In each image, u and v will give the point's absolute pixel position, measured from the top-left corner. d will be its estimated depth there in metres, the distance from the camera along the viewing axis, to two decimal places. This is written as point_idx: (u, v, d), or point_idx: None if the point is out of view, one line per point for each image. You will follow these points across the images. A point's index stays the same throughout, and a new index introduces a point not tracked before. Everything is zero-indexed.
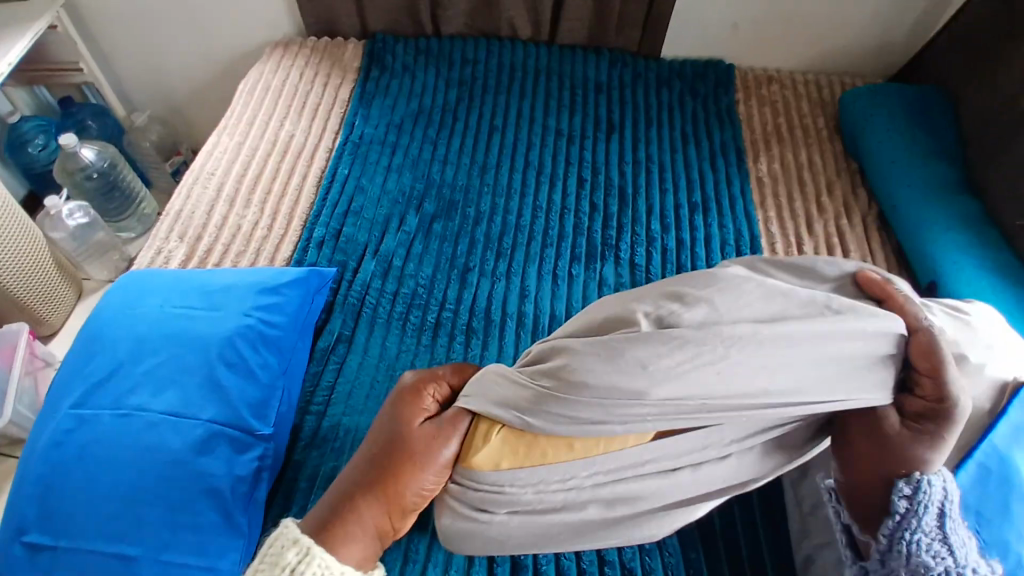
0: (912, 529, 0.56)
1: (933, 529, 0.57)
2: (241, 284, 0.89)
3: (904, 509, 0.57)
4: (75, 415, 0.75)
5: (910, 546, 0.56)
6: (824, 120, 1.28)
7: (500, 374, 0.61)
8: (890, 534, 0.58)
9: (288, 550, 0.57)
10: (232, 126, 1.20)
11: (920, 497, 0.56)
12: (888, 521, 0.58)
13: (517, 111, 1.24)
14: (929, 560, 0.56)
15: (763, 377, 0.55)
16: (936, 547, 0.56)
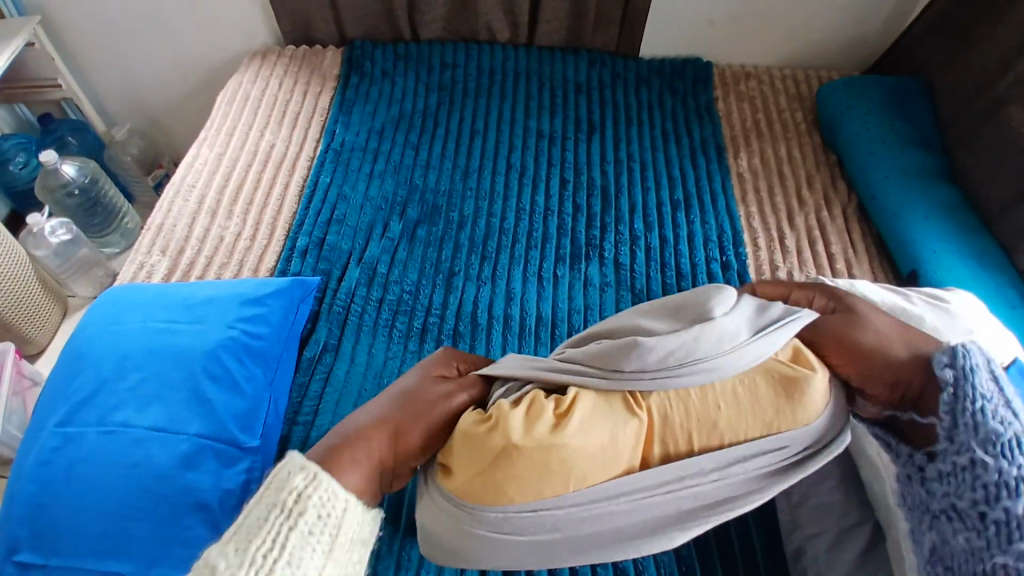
0: (971, 397, 0.55)
1: (995, 396, 0.56)
2: (224, 296, 0.88)
3: (953, 379, 0.57)
4: (60, 433, 0.75)
5: (975, 416, 0.55)
6: (802, 113, 1.30)
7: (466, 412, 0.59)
8: (952, 408, 0.56)
9: (295, 475, 0.52)
10: (212, 138, 1.20)
11: (963, 363, 0.56)
12: (944, 396, 0.57)
13: (497, 114, 1.25)
14: (998, 424, 0.54)
15: (731, 342, 0.55)
16: (1000, 412, 0.55)
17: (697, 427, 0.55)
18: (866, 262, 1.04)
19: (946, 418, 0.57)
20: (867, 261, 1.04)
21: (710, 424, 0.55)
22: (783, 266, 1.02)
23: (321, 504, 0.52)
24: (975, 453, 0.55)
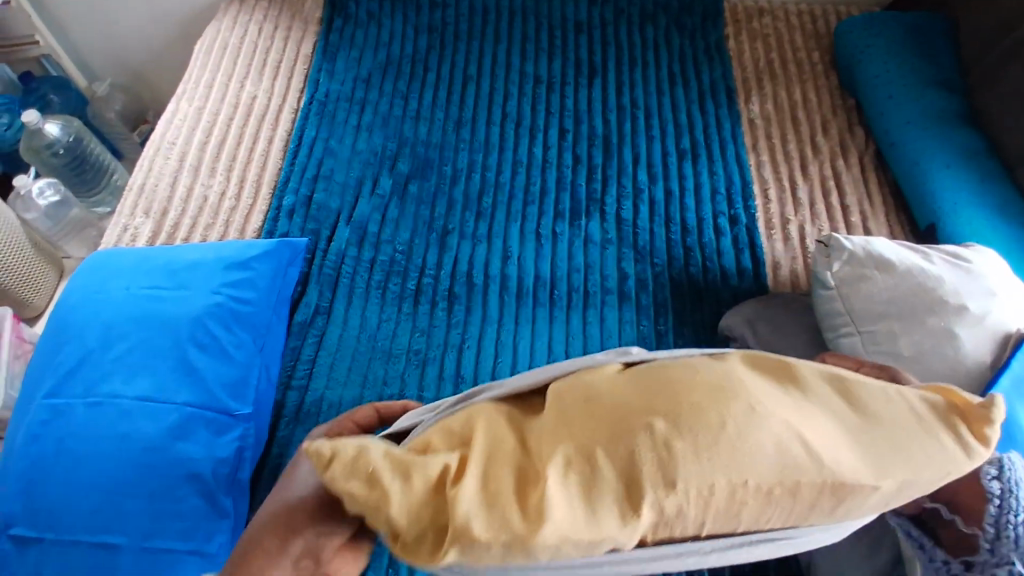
0: (1015, 512, 0.50)
1: None
2: (209, 261, 0.85)
3: (999, 492, 0.51)
4: (47, 406, 0.73)
5: (1017, 530, 0.50)
6: (818, 53, 1.21)
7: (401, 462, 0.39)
8: (995, 520, 0.51)
9: None
10: (191, 91, 1.14)
11: (1007, 476, 0.51)
12: (989, 507, 0.51)
13: (492, 58, 1.17)
14: None
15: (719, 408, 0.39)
16: None
17: (714, 518, 0.38)
18: (883, 214, 0.99)
19: (989, 530, 0.51)
20: (883, 213, 0.99)
21: (731, 516, 0.38)
22: (794, 219, 0.97)
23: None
24: (1018, 566, 0.49)
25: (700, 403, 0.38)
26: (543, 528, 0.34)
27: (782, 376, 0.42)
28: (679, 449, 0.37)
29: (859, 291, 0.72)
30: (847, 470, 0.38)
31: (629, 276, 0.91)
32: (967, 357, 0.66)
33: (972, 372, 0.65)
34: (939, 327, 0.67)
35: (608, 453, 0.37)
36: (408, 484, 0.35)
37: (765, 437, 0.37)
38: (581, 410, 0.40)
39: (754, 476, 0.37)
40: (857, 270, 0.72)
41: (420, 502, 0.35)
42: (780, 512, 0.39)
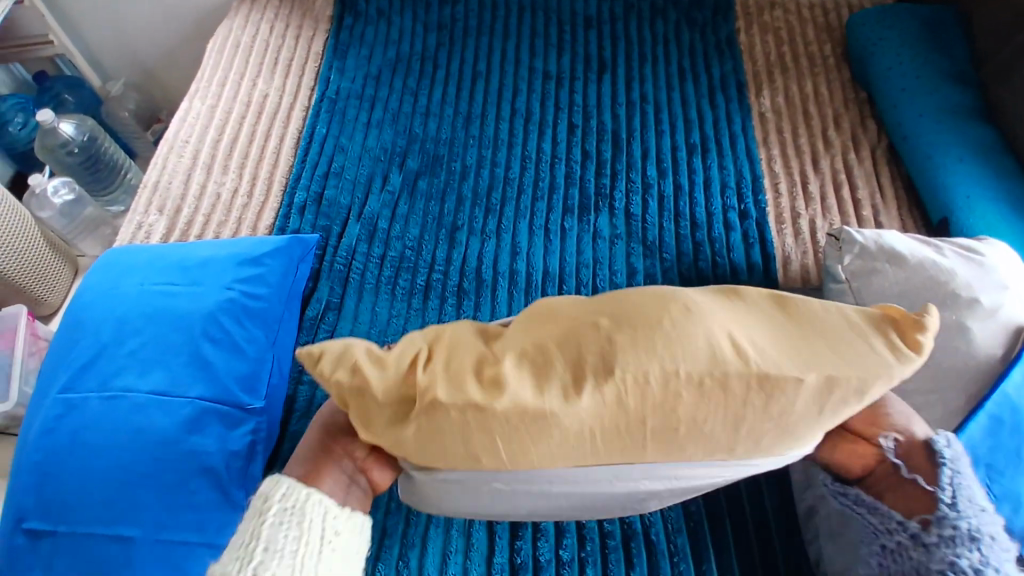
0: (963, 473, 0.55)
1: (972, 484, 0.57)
2: (221, 257, 0.86)
3: (948, 456, 0.56)
4: (63, 400, 0.74)
5: (967, 491, 0.54)
6: (830, 46, 1.20)
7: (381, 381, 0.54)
8: (950, 481, 0.55)
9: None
10: (204, 89, 1.15)
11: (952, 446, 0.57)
12: (943, 467, 0.55)
13: (502, 54, 1.17)
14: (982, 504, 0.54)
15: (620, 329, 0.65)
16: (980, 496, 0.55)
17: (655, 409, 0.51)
18: (895, 208, 0.98)
19: (947, 489, 0.55)
20: (895, 207, 0.98)
21: (667, 408, 0.51)
22: (806, 213, 0.97)
23: (285, 497, 0.53)
24: (972, 523, 0.53)
25: (644, 309, 0.54)
26: (515, 394, 0.50)
27: (679, 304, 0.54)
28: (621, 343, 0.52)
29: (870, 285, 0.71)
30: (761, 367, 0.51)
31: (638, 271, 0.91)
32: (980, 352, 0.65)
33: (984, 366, 0.65)
34: (952, 321, 0.66)
35: (572, 348, 0.53)
36: (384, 371, 0.53)
37: (699, 332, 0.52)
38: (573, 314, 0.56)
39: (682, 366, 0.51)
40: (868, 263, 0.72)
41: (396, 382, 0.53)
42: (709, 410, 0.51)
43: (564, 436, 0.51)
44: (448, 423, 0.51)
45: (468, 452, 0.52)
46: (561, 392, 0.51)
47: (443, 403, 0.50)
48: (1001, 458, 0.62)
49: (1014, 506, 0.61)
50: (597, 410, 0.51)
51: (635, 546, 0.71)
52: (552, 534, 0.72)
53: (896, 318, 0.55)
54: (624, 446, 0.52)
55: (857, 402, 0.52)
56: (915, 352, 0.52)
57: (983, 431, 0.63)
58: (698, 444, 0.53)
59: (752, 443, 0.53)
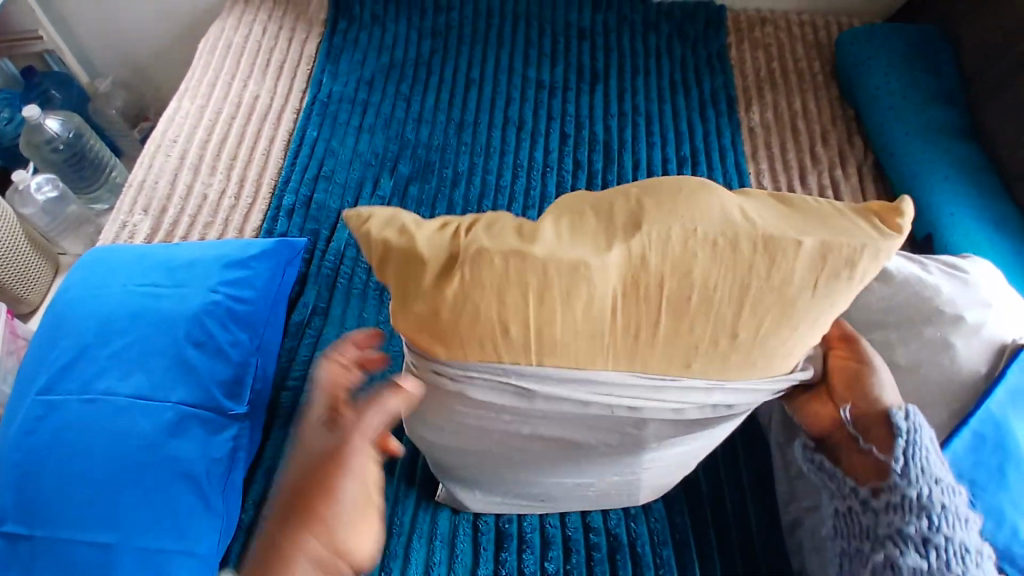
0: (920, 446, 0.56)
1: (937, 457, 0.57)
2: (207, 259, 0.85)
3: (906, 429, 0.57)
4: (41, 402, 0.72)
5: (923, 461, 0.55)
6: (819, 63, 1.22)
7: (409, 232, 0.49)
8: (904, 450, 0.56)
9: None
10: (193, 89, 1.14)
11: (913, 422, 0.58)
12: (897, 441, 0.56)
13: (495, 62, 1.17)
14: (941, 473, 0.55)
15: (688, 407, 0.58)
16: (939, 465, 0.56)
17: (670, 272, 0.48)
18: None
19: (899, 459, 0.56)
20: None
21: (683, 269, 0.48)
22: None
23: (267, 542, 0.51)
24: (922, 489, 0.54)
25: (673, 187, 0.51)
26: (544, 245, 0.47)
27: (694, 182, 0.51)
28: (648, 205, 0.49)
29: (858, 300, 0.72)
30: (768, 229, 0.48)
31: None
32: (963, 368, 0.66)
33: (967, 383, 0.66)
34: (936, 337, 0.67)
35: (602, 211, 0.50)
36: (428, 231, 0.49)
37: (713, 203, 0.50)
38: (586, 198, 0.53)
39: (703, 226, 0.48)
40: None
41: (439, 239, 0.49)
42: (724, 271, 0.48)
43: (580, 298, 0.48)
44: (488, 273, 0.47)
45: (482, 322, 0.49)
46: (590, 245, 0.48)
47: (487, 251, 0.47)
48: (983, 474, 0.62)
49: (997, 523, 0.60)
50: (613, 280, 0.48)
51: (620, 558, 0.71)
52: (537, 546, 0.72)
53: (876, 206, 0.52)
54: (638, 316, 0.50)
55: (851, 281, 0.49)
56: (900, 228, 0.50)
57: (966, 447, 0.63)
58: (706, 323, 0.51)
59: (755, 326, 0.51)
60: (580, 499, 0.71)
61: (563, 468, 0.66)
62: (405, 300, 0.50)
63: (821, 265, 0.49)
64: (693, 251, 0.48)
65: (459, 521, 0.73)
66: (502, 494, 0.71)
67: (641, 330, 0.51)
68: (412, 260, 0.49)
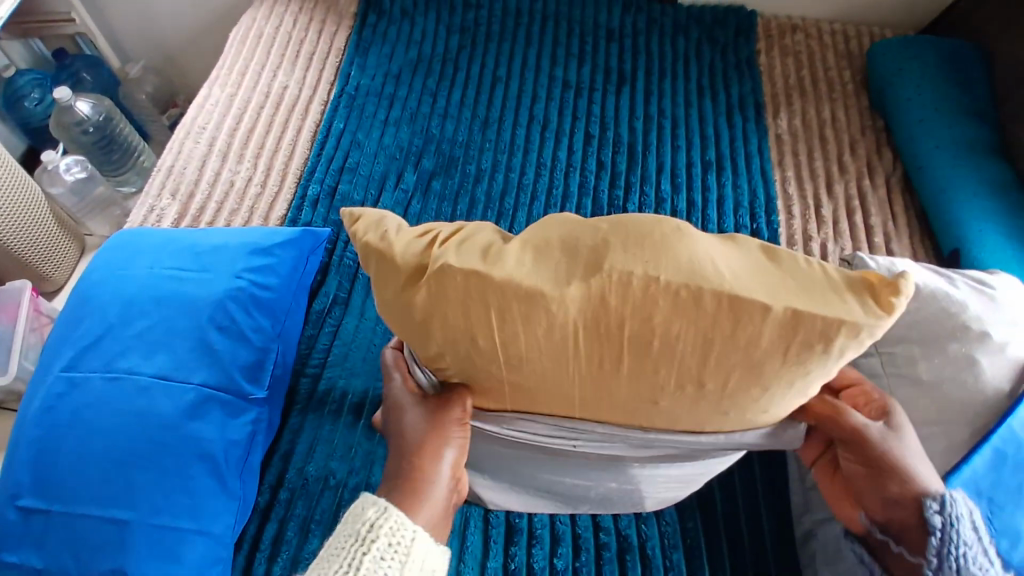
0: (957, 544, 0.53)
1: (979, 548, 0.54)
2: (233, 245, 0.86)
3: (941, 526, 0.54)
4: (67, 378, 0.74)
5: (958, 561, 0.53)
6: (850, 72, 1.20)
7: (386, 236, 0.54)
8: (938, 549, 0.54)
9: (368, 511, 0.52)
10: (223, 77, 1.15)
11: (950, 513, 0.54)
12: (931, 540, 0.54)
13: (522, 60, 1.18)
14: (977, 572, 0.52)
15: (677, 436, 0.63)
16: (981, 559, 0.53)
17: (630, 316, 0.50)
18: (907, 237, 0.98)
19: (932, 559, 0.54)
20: (906, 236, 0.98)
21: (644, 310, 0.50)
22: (817, 237, 0.97)
23: (391, 532, 0.51)
24: None
25: (648, 229, 0.52)
26: (504, 270, 0.50)
27: (672, 225, 0.52)
28: (614, 244, 0.51)
29: None
30: (735, 288, 0.49)
31: None
32: (988, 387, 0.65)
33: (991, 402, 0.65)
34: (960, 354, 0.66)
35: (572, 245, 0.52)
36: (407, 239, 0.54)
37: (685, 251, 0.51)
38: (568, 227, 0.55)
39: (665, 274, 0.49)
40: None
41: (413, 249, 0.53)
42: (685, 320, 0.50)
43: (540, 327, 0.51)
44: (452, 288, 0.51)
45: (450, 334, 0.53)
46: (550, 276, 0.50)
47: (450, 269, 0.50)
48: (1002, 493, 0.62)
49: (1012, 542, 0.60)
50: (570, 313, 0.50)
51: (629, 559, 0.71)
52: (547, 542, 0.72)
53: (870, 279, 0.50)
54: (601, 349, 0.52)
55: (822, 353, 0.49)
56: (880, 312, 0.48)
57: (987, 465, 0.63)
58: (670, 367, 0.52)
59: (720, 378, 0.52)
60: (581, 498, 0.71)
61: (573, 462, 0.68)
62: (387, 309, 0.56)
63: (789, 332, 0.49)
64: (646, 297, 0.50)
65: (471, 516, 0.74)
66: (511, 482, 0.72)
67: (604, 361, 0.53)
68: (384, 263, 0.53)
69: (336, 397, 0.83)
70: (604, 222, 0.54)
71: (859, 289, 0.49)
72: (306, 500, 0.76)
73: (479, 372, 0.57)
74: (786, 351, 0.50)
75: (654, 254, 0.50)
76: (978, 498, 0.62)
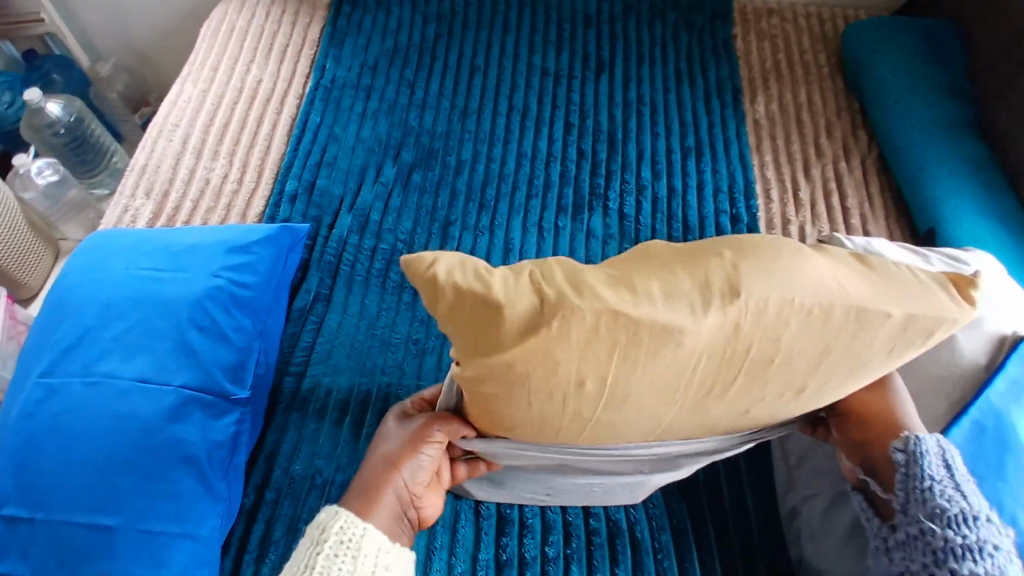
0: (920, 476, 0.52)
1: (950, 482, 0.52)
2: (209, 244, 0.84)
3: (903, 462, 0.54)
4: (44, 384, 0.72)
5: (924, 492, 0.52)
6: (826, 55, 1.21)
7: (479, 274, 0.49)
8: (905, 485, 0.53)
9: (315, 528, 0.54)
10: (195, 73, 1.13)
11: (913, 448, 0.54)
12: (897, 475, 0.54)
13: (500, 49, 1.17)
14: (943, 501, 0.50)
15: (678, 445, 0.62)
16: (949, 491, 0.51)
17: (760, 339, 0.50)
18: (883, 217, 0.99)
19: (899, 495, 0.54)
20: (883, 216, 1.00)
21: (776, 331, 0.50)
22: (796, 220, 0.97)
23: (341, 530, 0.53)
24: (924, 523, 0.51)
25: (765, 249, 0.52)
26: (647, 306, 0.48)
27: (790, 248, 0.53)
28: (743, 268, 0.51)
29: None
30: (861, 301, 0.51)
31: None
32: (965, 361, 0.66)
33: (969, 376, 0.66)
34: None
35: (696, 272, 0.50)
36: (503, 280, 0.49)
37: (806, 272, 0.51)
38: (669, 254, 0.53)
39: (797, 294, 0.50)
40: None
41: (518, 290, 0.49)
42: (810, 338, 0.51)
43: (662, 361, 0.50)
44: (578, 328, 0.48)
45: (557, 379, 0.50)
46: (685, 307, 0.49)
47: (580, 308, 0.47)
48: (982, 462, 0.63)
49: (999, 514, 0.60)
50: (702, 345, 0.49)
51: (619, 543, 0.72)
52: (538, 530, 0.72)
53: (953, 276, 0.54)
54: (719, 373, 0.51)
55: (921, 345, 0.53)
56: (972, 302, 0.53)
57: (964, 437, 0.64)
58: (779, 378, 0.52)
59: (823, 382, 0.53)
60: (586, 496, 0.72)
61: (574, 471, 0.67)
62: (468, 348, 0.51)
63: (907, 335, 0.52)
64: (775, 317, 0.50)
65: (461, 508, 0.74)
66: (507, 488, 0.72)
67: (716, 383, 0.52)
68: (479, 305, 0.49)
69: (320, 395, 0.82)
70: (716, 248, 0.53)
71: (955, 289, 0.53)
72: (292, 499, 0.75)
73: (563, 418, 0.53)
74: (904, 349, 0.52)
75: (782, 278, 0.51)
76: None
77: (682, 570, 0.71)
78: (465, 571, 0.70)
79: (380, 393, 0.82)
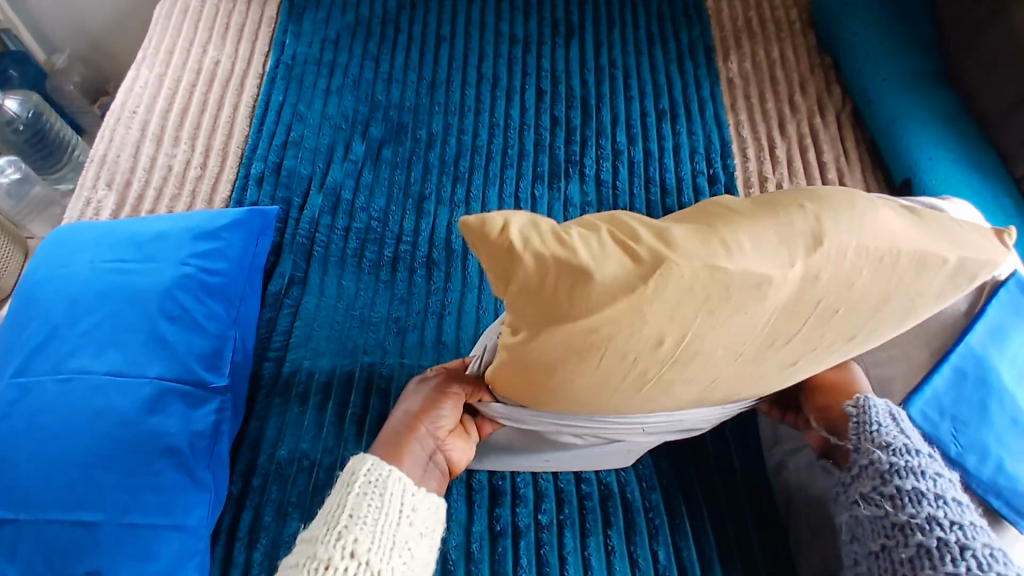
0: (870, 421, 0.56)
1: (897, 429, 0.56)
2: (175, 231, 0.82)
3: (855, 412, 0.58)
4: (16, 384, 0.70)
5: (874, 432, 0.55)
6: (796, 10, 1.20)
7: (565, 240, 0.45)
8: (858, 431, 0.57)
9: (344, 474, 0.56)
10: (150, 58, 1.09)
11: (864, 402, 0.58)
12: (851, 423, 0.57)
13: (466, 18, 1.14)
14: (890, 438, 0.54)
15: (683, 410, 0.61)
16: (896, 432, 0.55)
17: (831, 291, 0.50)
18: (859, 170, 0.99)
19: (853, 439, 0.57)
20: (859, 169, 0.99)
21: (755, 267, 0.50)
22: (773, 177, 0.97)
23: (368, 474, 0.55)
24: (875, 455, 0.54)
25: (838, 203, 0.50)
26: (741, 257, 0.47)
27: (859, 199, 0.51)
28: (827, 222, 0.49)
29: None
30: (925, 246, 0.51)
31: None
32: (944, 307, 0.66)
33: (947, 322, 0.66)
34: None
35: (785, 226, 0.48)
36: (586, 245, 0.46)
37: (881, 224, 0.50)
38: (743, 205, 0.51)
39: (873, 245, 0.49)
40: None
41: (602, 256, 0.46)
42: (880, 282, 0.50)
43: (734, 308, 0.48)
44: (675, 287, 0.46)
45: (638, 340, 0.48)
46: (778, 258, 0.47)
47: (673, 265, 0.46)
48: (965, 409, 0.63)
49: (979, 458, 0.61)
50: (781, 293, 0.48)
51: (611, 506, 0.72)
52: (531, 500, 0.72)
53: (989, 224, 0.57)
54: (780, 330, 0.51)
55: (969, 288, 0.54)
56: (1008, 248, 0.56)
57: (948, 384, 0.64)
58: (835, 331, 0.53)
59: (876, 325, 0.53)
60: (584, 461, 0.72)
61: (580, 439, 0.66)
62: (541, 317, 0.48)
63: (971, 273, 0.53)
64: (835, 263, 0.49)
65: (451, 481, 0.73)
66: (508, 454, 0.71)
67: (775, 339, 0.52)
68: (565, 272, 0.45)
69: (302, 378, 0.81)
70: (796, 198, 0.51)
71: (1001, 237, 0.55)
72: (280, 483, 0.74)
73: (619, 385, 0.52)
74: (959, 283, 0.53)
75: (864, 228, 0.49)
76: (941, 415, 0.63)
77: (673, 526, 0.71)
78: (460, 543, 0.69)
79: (362, 372, 0.81)
